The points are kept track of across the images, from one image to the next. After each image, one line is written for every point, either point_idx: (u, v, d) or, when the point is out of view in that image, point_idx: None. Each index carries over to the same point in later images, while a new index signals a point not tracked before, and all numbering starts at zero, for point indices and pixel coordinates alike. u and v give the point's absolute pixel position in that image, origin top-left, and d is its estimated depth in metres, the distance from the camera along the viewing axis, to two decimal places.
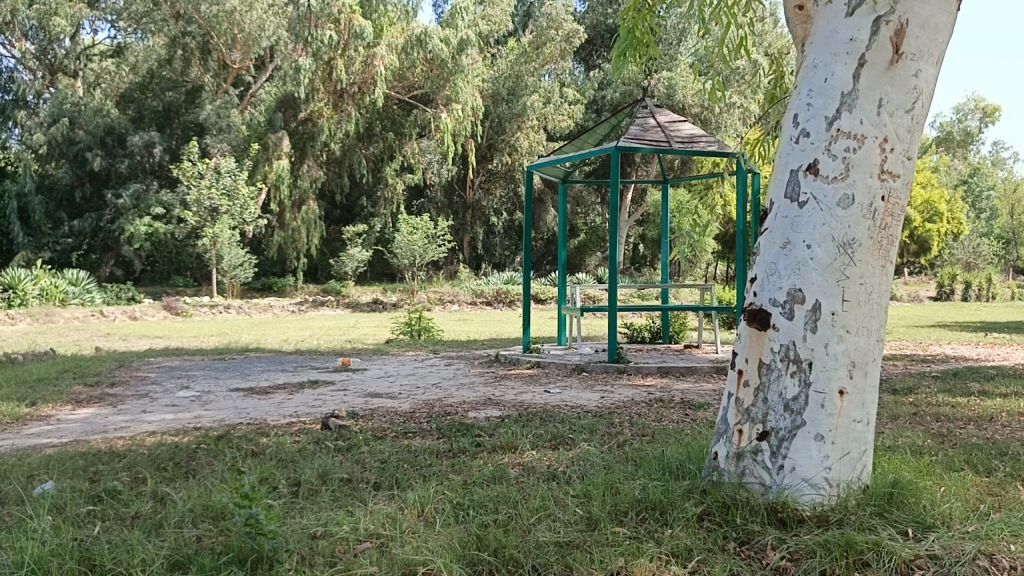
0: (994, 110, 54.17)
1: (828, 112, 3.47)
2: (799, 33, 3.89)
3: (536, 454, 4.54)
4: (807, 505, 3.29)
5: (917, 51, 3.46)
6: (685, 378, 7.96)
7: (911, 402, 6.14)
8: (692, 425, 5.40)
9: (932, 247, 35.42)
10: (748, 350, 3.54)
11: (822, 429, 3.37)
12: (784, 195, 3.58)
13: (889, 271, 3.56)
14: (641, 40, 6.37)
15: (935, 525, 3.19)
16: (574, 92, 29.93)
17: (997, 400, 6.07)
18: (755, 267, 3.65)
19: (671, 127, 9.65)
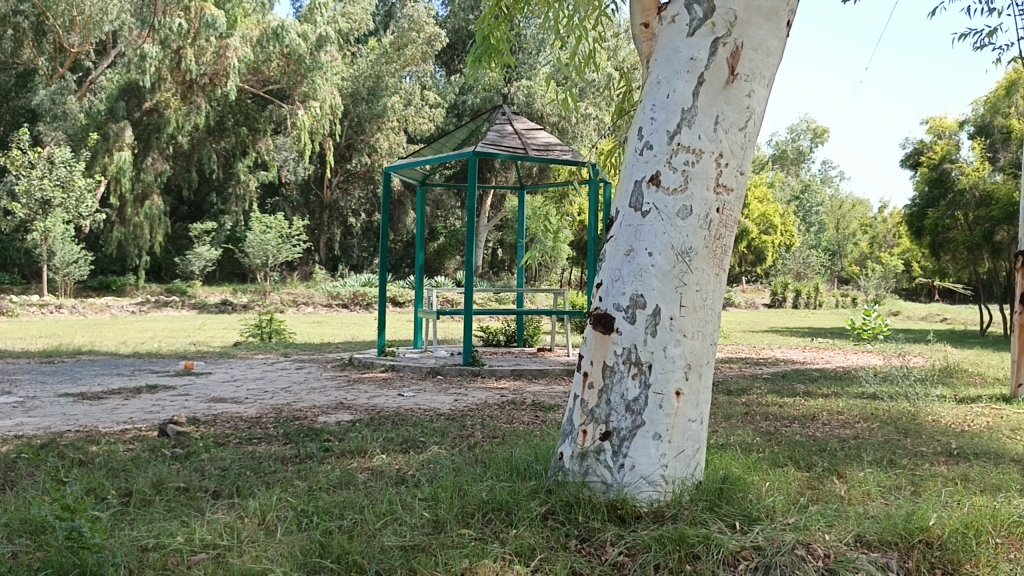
0: (823, 131, 58.70)
1: (669, 127, 3.63)
2: (644, 49, 4.05)
3: (385, 458, 4.51)
4: (644, 501, 3.45)
5: (750, 73, 3.69)
6: (537, 380, 8.13)
7: (744, 402, 6.53)
8: (541, 427, 5.53)
9: (768, 257, 37.83)
10: (593, 352, 3.65)
11: (660, 428, 3.54)
12: (628, 204, 3.72)
13: (723, 278, 3.77)
14: (496, 47, 6.45)
15: (760, 517, 3.40)
16: (435, 95, 29.93)
17: (818, 400, 6.55)
18: (601, 272, 3.77)
19: (527, 135, 9.81)
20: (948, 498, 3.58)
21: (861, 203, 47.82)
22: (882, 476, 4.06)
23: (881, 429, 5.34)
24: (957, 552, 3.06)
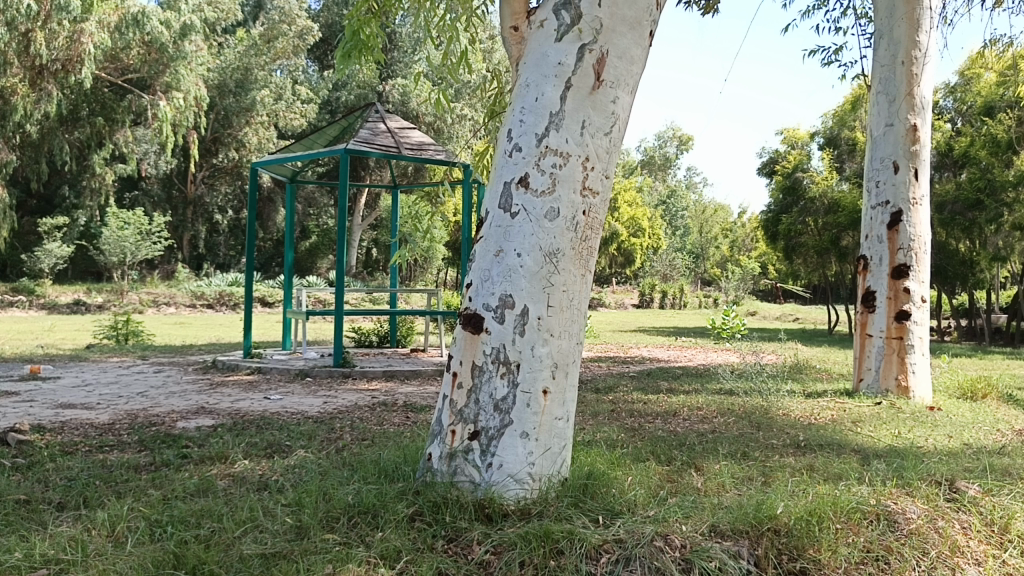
0: (688, 139, 61.25)
1: (538, 130, 3.69)
2: (514, 52, 4.09)
3: (248, 464, 4.36)
4: (511, 500, 3.48)
5: (615, 80, 3.79)
6: (409, 381, 8.08)
7: (611, 399, 6.71)
8: (411, 428, 5.50)
9: (637, 259, 39.09)
10: (462, 352, 3.66)
11: (527, 427, 3.58)
12: (497, 204, 3.75)
13: (589, 279, 3.86)
14: (366, 43, 6.36)
15: (622, 511, 3.50)
16: (307, 91, 29.24)
17: (680, 396, 6.82)
18: (470, 273, 3.78)
19: (400, 133, 9.73)
20: (795, 487, 3.79)
21: (722, 208, 50.17)
22: (737, 468, 4.27)
23: (737, 423, 5.62)
24: (802, 538, 3.23)
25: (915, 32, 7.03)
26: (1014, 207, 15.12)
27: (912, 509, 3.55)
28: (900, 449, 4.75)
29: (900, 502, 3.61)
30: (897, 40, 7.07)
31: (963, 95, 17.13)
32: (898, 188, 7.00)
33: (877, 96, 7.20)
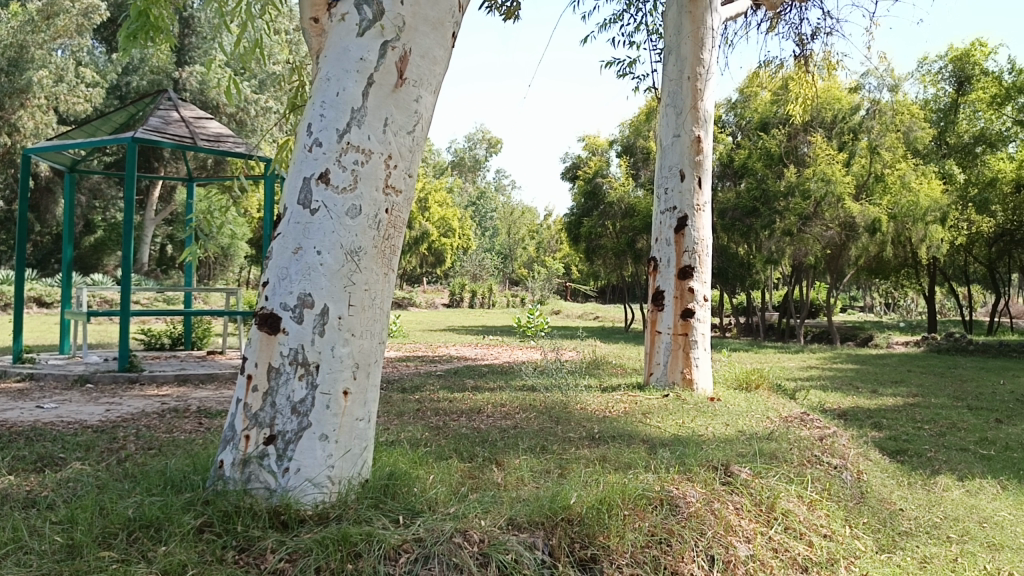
0: (497, 142, 62.57)
1: (339, 125, 3.61)
2: (314, 45, 3.98)
3: (13, 480, 3.95)
4: (308, 504, 3.39)
5: (417, 78, 3.77)
6: (204, 385, 7.66)
7: (416, 398, 6.71)
8: (203, 434, 5.22)
9: (447, 259, 39.44)
10: (257, 353, 3.50)
11: (326, 429, 3.50)
12: (295, 201, 3.62)
13: (390, 278, 3.82)
14: (154, 25, 5.92)
15: (422, 509, 3.50)
16: (93, 74, 26.97)
17: (485, 394, 6.94)
18: (267, 271, 3.63)
19: (196, 123, 9.22)
20: (588, 478, 3.97)
21: (528, 210, 51.69)
22: (535, 462, 4.40)
23: (537, 418, 5.81)
24: (593, 526, 3.38)
25: (699, 50, 7.58)
26: (784, 215, 16.65)
27: (692, 493, 3.81)
28: (683, 437, 5.11)
29: (681, 487, 3.88)
30: (683, 57, 7.60)
31: (742, 111, 18.70)
32: (684, 195, 7.51)
33: (666, 108, 7.69)
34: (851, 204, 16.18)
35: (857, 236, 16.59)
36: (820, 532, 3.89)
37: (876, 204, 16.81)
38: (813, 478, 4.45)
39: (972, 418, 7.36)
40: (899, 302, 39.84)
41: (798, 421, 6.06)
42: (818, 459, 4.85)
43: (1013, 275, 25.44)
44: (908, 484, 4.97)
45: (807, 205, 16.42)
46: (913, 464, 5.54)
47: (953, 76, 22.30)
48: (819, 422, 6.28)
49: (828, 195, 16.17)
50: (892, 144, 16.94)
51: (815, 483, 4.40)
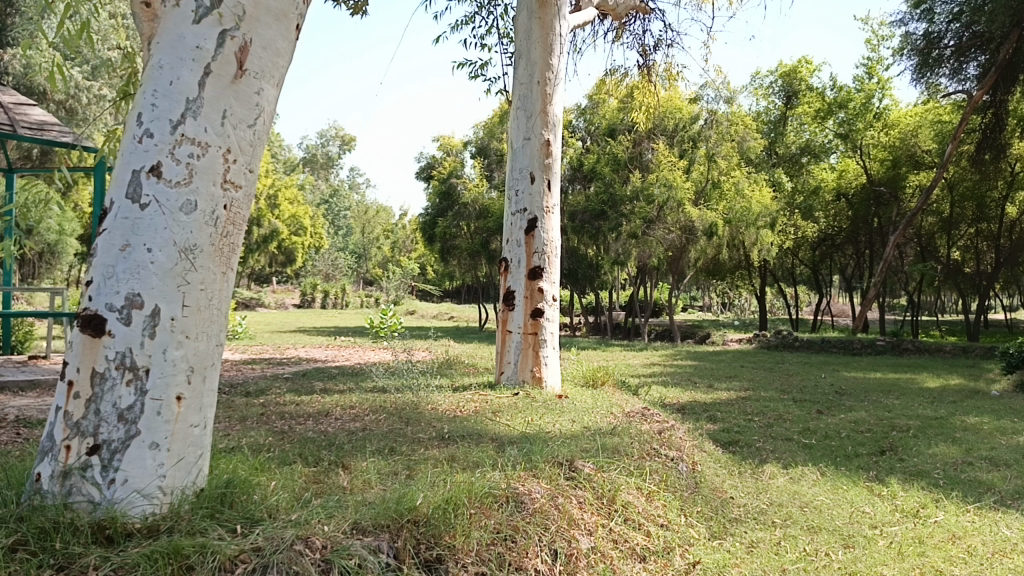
0: (351, 139, 61.52)
1: (173, 116, 3.25)
2: (143, 29, 3.57)
3: None
4: (136, 516, 3.13)
5: (260, 70, 3.47)
6: (25, 393, 7.08)
7: (261, 402, 6.47)
8: (20, 446, 4.81)
9: (298, 258, 38.41)
10: (79, 359, 3.14)
11: (157, 437, 3.22)
12: (122, 194, 3.23)
13: (230, 277, 3.53)
14: None
15: (262, 517, 3.35)
16: None
17: (334, 396, 6.79)
18: (89, 269, 3.24)
19: (16, 110, 8.49)
20: (435, 479, 3.96)
21: (383, 209, 51.18)
22: (382, 464, 4.34)
23: (387, 420, 5.74)
24: (439, 526, 3.35)
25: (548, 56, 7.73)
26: (630, 218, 17.25)
27: (537, 489, 3.87)
28: (531, 435, 5.19)
29: (526, 484, 3.93)
30: (533, 62, 7.73)
31: (591, 117, 19.26)
32: (534, 197, 7.66)
33: (518, 111, 7.78)
34: (690, 209, 17.02)
35: (696, 239, 17.45)
36: (658, 522, 4.07)
37: (713, 209, 17.75)
38: (651, 470, 4.64)
39: (795, 409, 7.92)
40: (734, 302, 42.37)
41: (640, 416, 6.30)
42: (657, 452, 5.07)
43: (833, 277, 27.62)
44: (739, 473, 5.29)
45: (651, 209, 17.11)
46: (743, 453, 5.90)
47: (782, 90, 23.65)
48: (659, 416, 6.56)
49: (670, 200, 16.94)
50: (727, 153, 18.02)
51: (654, 475, 4.60)
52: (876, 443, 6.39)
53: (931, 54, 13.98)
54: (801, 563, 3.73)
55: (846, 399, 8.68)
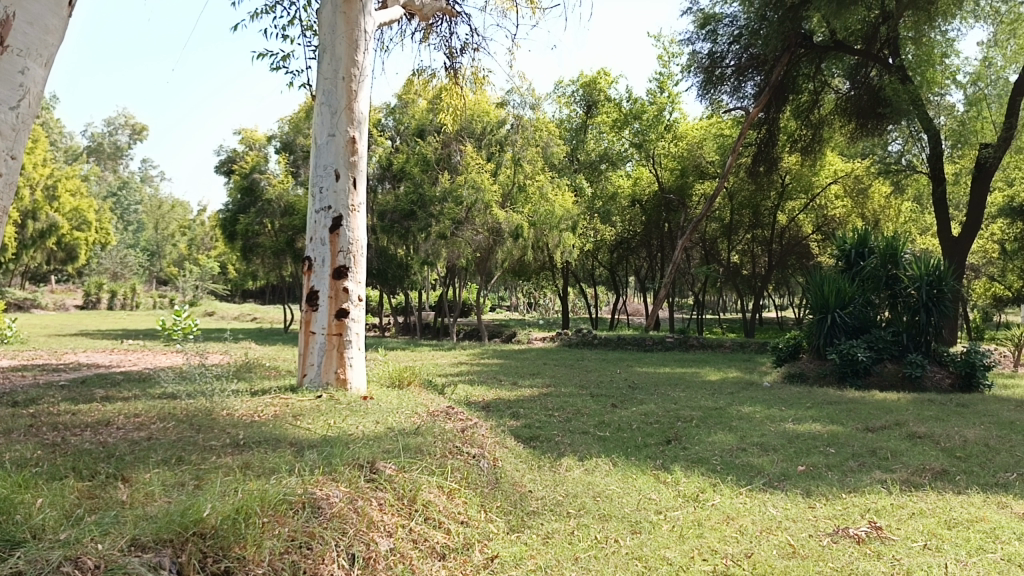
0: (143, 129, 57.47)
1: None
2: None
3: None
4: None
5: (23, 49, 3.07)
6: None
7: (30, 413, 5.88)
8: None
9: (81, 255, 35.40)
10: None
11: None
12: None
13: None
14: None
15: (24, 539, 3.03)
16: None
17: (118, 404, 6.31)
18: None
19: None
20: (226, 488, 3.76)
21: (179, 204, 48.28)
22: (167, 475, 4.07)
23: (176, 428, 5.40)
24: (227, 537, 3.18)
25: (353, 52, 7.62)
26: (438, 218, 17.33)
27: (335, 493, 3.78)
28: (331, 438, 5.07)
29: (324, 488, 3.83)
30: (337, 57, 7.57)
31: (400, 117, 19.15)
32: (339, 195, 7.51)
33: (320, 106, 7.59)
34: (497, 211, 17.31)
35: (502, 240, 17.80)
36: (458, 519, 4.12)
37: (519, 212, 18.16)
38: (453, 468, 4.68)
39: (592, 404, 8.29)
40: (539, 302, 43.80)
41: (444, 415, 6.35)
42: (459, 450, 5.13)
43: (630, 278, 29.24)
44: (538, 467, 5.46)
45: (460, 210, 17.29)
46: (542, 448, 6.10)
47: (583, 100, 24.91)
48: (462, 415, 6.65)
49: (478, 201, 17.18)
50: (532, 157, 18.57)
51: (455, 472, 4.64)
52: (663, 433, 6.82)
53: (715, 72, 15.15)
54: (592, 550, 3.90)
55: (639, 393, 9.20)
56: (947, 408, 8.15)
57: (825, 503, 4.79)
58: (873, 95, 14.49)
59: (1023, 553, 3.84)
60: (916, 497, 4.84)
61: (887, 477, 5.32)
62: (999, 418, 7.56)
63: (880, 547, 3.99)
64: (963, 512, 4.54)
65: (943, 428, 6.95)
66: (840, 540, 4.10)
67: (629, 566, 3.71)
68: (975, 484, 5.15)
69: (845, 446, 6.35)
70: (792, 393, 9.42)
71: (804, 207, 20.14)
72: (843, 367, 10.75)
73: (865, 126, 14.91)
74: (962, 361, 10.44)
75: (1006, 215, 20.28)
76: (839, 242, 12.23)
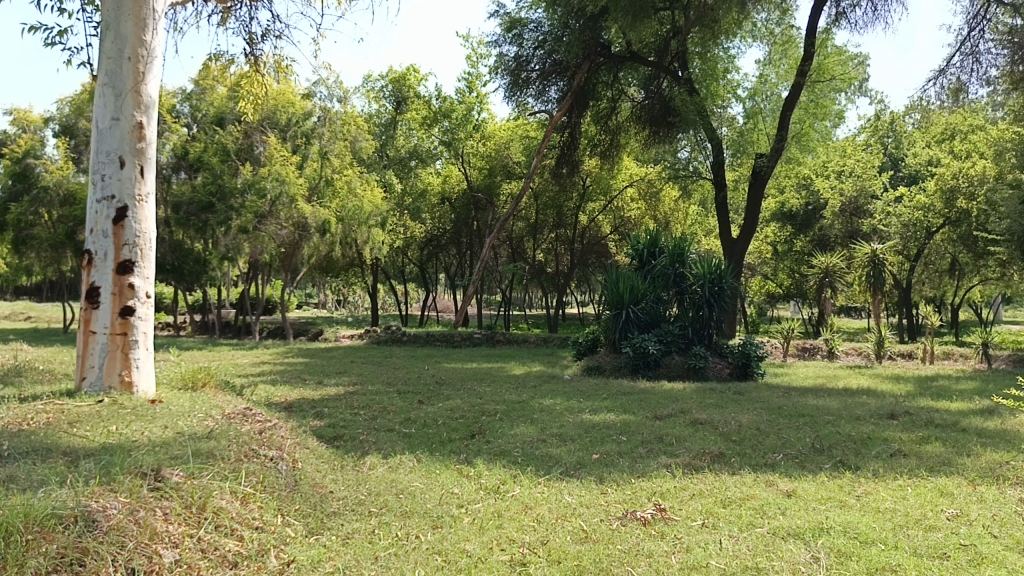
0: None
1: None
2: None
3: None
4: None
5: None
6: None
7: None
8: None
9: None
10: None
11: None
12: None
13: None
14: None
15: None
16: None
17: None
18: None
19: None
20: None
21: None
22: None
23: None
24: None
25: (141, 32, 7.13)
26: (239, 211, 16.61)
27: (113, 504, 3.50)
28: (112, 446, 4.71)
29: (101, 500, 3.53)
30: (123, 36, 7.06)
31: (197, 102, 18.05)
32: (124, 183, 6.99)
33: (103, 87, 7.02)
34: (305, 205, 16.98)
35: (309, 235, 17.52)
36: (253, 525, 3.92)
37: (326, 206, 18.03)
38: (248, 472, 4.50)
39: (398, 401, 8.25)
40: (348, 298, 43.04)
41: (240, 417, 6.07)
42: (255, 453, 4.94)
43: (439, 275, 29.42)
44: (341, 467, 5.35)
45: (263, 203, 16.65)
46: (346, 447, 5.99)
47: (393, 95, 25.02)
48: (261, 416, 6.42)
49: (282, 195, 16.69)
50: (339, 152, 18.52)
51: (251, 476, 4.46)
52: (468, 428, 6.92)
53: (520, 75, 15.51)
54: (392, 548, 3.88)
55: (445, 389, 9.28)
56: (725, 396, 8.87)
57: (617, 488, 5.05)
58: (664, 104, 15.46)
59: (786, 526, 4.24)
60: (696, 479, 5.23)
61: (672, 462, 5.71)
62: (769, 403, 8.34)
63: (663, 527, 4.26)
64: (736, 490, 4.96)
65: (721, 414, 7.57)
66: (628, 523, 4.34)
67: (429, 562, 3.72)
68: (747, 464, 5.64)
69: (635, 433, 6.74)
70: (589, 385, 9.89)
71: (603, 208, 21.20)
72: (636, 360, 11.43)
73: (658, 134, 15.81)
74: (738, 352, 11.51)
75: (778, 219, 22.39)
76: (632, 242, 12.85)
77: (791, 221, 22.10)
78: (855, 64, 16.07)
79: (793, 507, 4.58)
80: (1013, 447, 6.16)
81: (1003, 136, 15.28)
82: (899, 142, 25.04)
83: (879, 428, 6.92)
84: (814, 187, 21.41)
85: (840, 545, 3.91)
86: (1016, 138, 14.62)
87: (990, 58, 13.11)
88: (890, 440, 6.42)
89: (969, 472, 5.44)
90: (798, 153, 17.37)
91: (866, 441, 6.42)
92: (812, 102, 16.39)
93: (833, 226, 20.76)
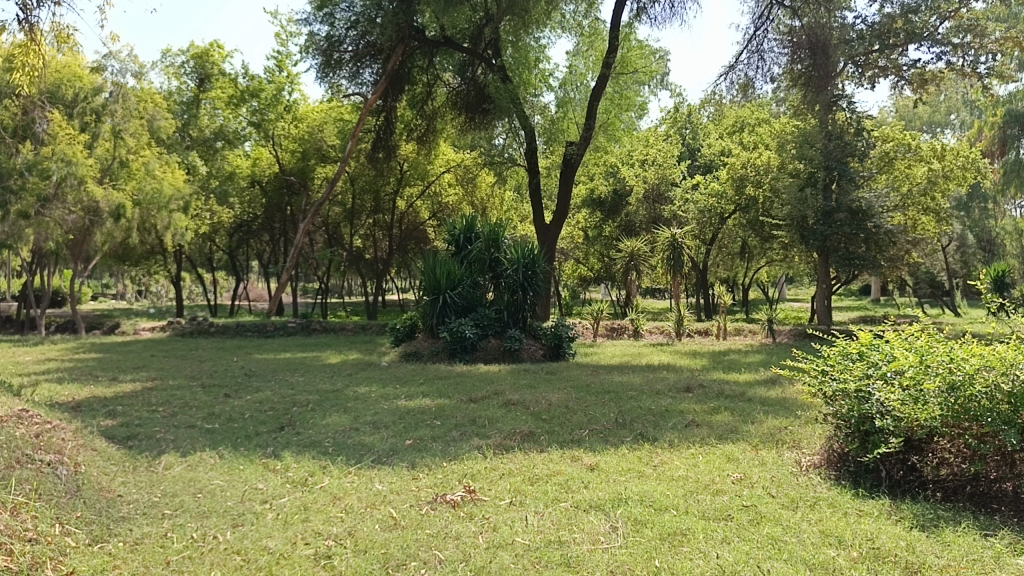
0: None
1: None
2: None
3: None
4: None
5: None
6: None
7: None
8: None
9: None
10: None
11: None
12: None
13: None
14: None
15: None
16: None
17: None
18: None
19: None
20: None
21: None
22: None
23: None
24: None
25: None
26: (18, 194, 15.05)
27: None
28: None
29: None
30: None
31: None
32: None
33: None
34: (94, 188, 15.94)
35: (101, 220, 16.56)
36: (25, 537, 3.55)
37: (121, 188, 17.04)
38: (19, 479, 4.12)
39: (202, 396, 7.83)
40: (149, 288, 40.52)
41: (14, 420, 5.51)
42: (28, 458, 4.51)
43: (250, 261, 28.25)
44: (132, 468, 5.00)
45: (47, 185, 15.22)
46: (140, 447, 5.59)
47: (194, 72, 23.46)
48: (38, 418, 5.88)
49: (69, 176, 15.33)
50: (134, 131, 17.34)
51: (22, 484, 4.08)
52: (276, 420, 6.68)
53: (332, 56, 15.02)
54: (186, 551, 3.66)
55: (253, 380, 8.92)
56: (538, 376, 9.15)
57: (428, 473, 5.06)
58: (479, 91, 15.61)
59: (588, 498, 4.41)
60: (506, 459, 5.34)
61: (483, 443, 5.79)
62: (578, 381, 8.67)
63: (471, 509, 4.31)
64: (543, 468, 5.10)
65: (533, 394, 7.77)
66: (437, 507, 4.34)
67: (226, 562, 3.55)
68: (554, 442, 5.82)
69: (449, 417, 6.77)
70: (406, 371, 9.83)
71: (420, 193, 21.14)
72: (453, 344, 11.49)
73: (473, 119, 15.93)
74: (551, 334, 11.90)
75: (588, 206, 23.27)
76: (448, 228, 12.80)
77: (600, 207, 23.18)
78: (656, 58, 16.87)
79: (595, 480, 4.77)
80: (789, 413, 6.76)
81: (784, 129, 16.65)
82: (695, 134, 26.67)
83: (676, 401, 7.36)
84: (620, 175, 22.47)
85: (636, 514, 4.12)
86: (796, 131, 15.93)
87: (773, 57, 14.25)
88: (685, 412, 6.85)
89: (752, 438, 5.90)
90: (605, 141, 18.16)
91: (664, 414, 6.81)
92: (618, 93, 17.04)
93: (639, 212, 21.90)
